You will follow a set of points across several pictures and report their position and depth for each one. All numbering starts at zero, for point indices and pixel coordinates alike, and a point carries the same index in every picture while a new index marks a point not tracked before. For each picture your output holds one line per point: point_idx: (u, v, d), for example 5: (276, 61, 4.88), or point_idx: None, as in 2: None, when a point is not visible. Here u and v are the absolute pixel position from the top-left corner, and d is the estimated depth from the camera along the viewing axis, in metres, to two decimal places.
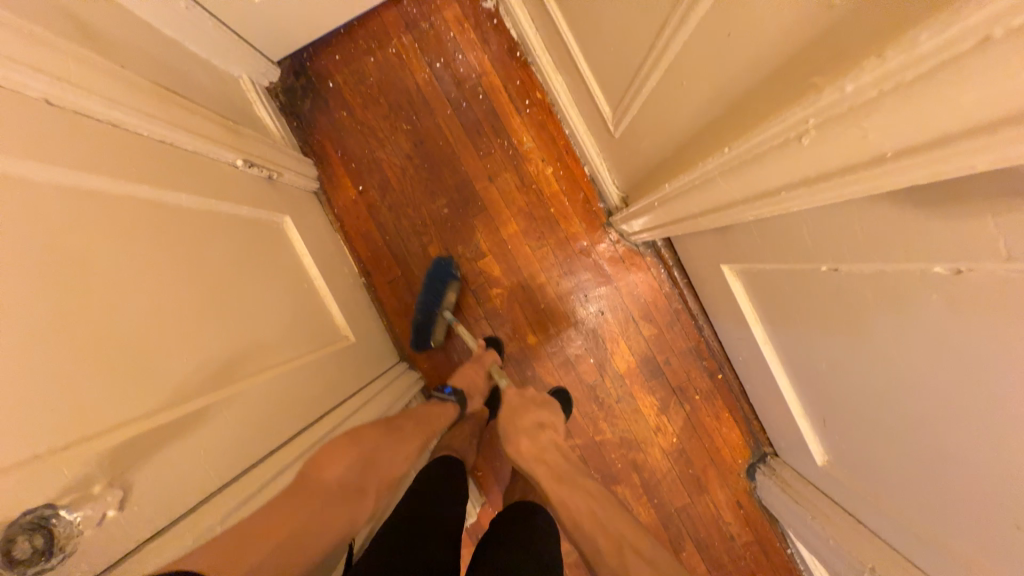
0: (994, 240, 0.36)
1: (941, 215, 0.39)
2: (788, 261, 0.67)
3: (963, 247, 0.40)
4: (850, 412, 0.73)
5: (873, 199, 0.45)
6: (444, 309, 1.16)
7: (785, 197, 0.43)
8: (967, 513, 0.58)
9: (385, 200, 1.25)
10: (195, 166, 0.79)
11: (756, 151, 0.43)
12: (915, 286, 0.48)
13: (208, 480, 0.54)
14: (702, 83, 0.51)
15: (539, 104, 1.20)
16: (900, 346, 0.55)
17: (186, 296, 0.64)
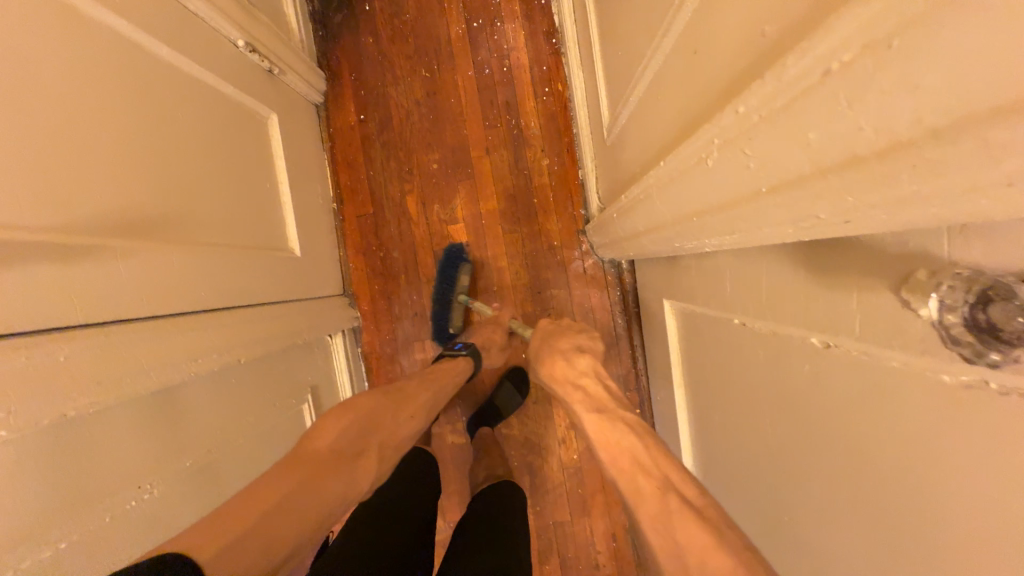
0: (854, 316, 0.37)
1: (824, 282, 0.40)
2: (711, 306, 0.68)
3: (833, 319, 0.40)
4: (725, 470, 0.75)
5: (780, 255, 0.46)
6: (459, 292, 1.18)
7: (698, 223, 0.44)
8: None
9: (381, 136, 1.25)
10: (193, 26, 0.77)
11: (680, 170, 0.43)
12: (795, 354, 0.48)
13: (81, 315, 0.53)
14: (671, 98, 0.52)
15: (557, 96, 1.20)
16: (770, 411, 0.56)
17: (129, 140, 0.63)
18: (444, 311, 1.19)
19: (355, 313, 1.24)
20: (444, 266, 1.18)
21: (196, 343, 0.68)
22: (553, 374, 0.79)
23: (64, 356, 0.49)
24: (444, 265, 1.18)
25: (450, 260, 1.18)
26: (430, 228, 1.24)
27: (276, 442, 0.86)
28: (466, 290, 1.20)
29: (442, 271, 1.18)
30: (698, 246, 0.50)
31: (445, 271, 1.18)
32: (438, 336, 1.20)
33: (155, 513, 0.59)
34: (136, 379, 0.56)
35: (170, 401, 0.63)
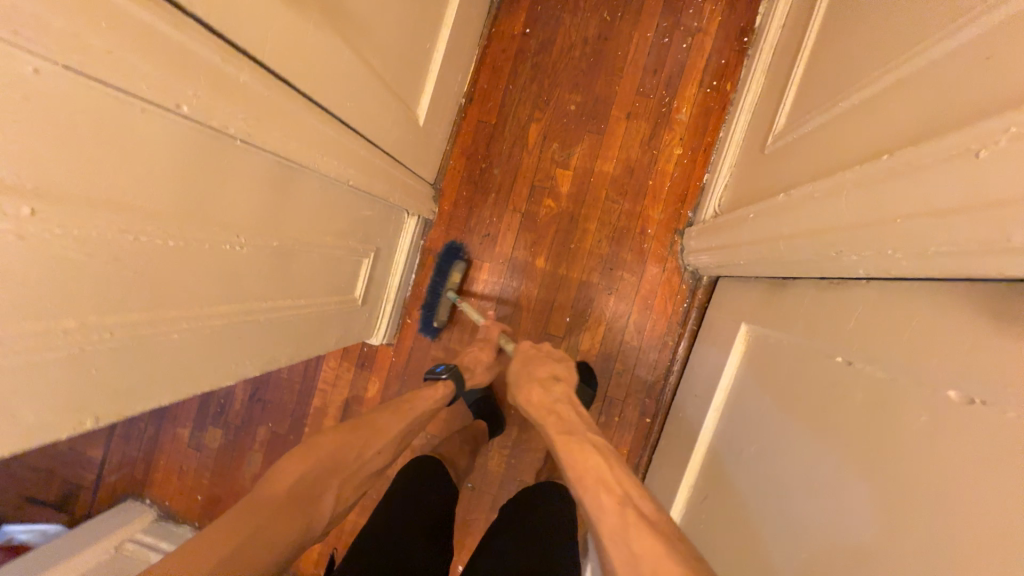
0: None
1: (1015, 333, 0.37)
2: (809, 338, 0.66)
3: (1005, 375, 0.38)
4: (735, 499, 0.74)
5: (958, 299, 0.43)
6: (449, 288, 1.23)
7: (900, 226, 0.42)
8: None
9: (536, 57, 1.23)
10: None
11: (914, 165, 0.41)
12: (914, 402, 0.46)
13: (278, 60, 0.54)
14: (906, 107, 0.49)
15: (720, 93, 1.15)
16: (839, 452, 0.54)
17: None
18: (433, 303, 1.26)
19: (434, 208, 1.25)
20: (444, 262, 1.25)
21: (330, 144, 0.69)
22: (529, 399, 0.86)
23: (246, 79, 0.49)
24: (443, 259, 1.26)
25: (449, 256, 1.25)
26: (538, 162, 1.22)
27: (335, 277, 0.88)
28: (455, 287, 1.23)
29: (438, 266, 1.26)
30: (857, 261, 0.50)
31: (444, 263, 1.25)
32: (425, 326, 1.27)
33: (239, 269, 0.61)
34: (279, 142, 0.58)
35: (286, 181, 0.64)
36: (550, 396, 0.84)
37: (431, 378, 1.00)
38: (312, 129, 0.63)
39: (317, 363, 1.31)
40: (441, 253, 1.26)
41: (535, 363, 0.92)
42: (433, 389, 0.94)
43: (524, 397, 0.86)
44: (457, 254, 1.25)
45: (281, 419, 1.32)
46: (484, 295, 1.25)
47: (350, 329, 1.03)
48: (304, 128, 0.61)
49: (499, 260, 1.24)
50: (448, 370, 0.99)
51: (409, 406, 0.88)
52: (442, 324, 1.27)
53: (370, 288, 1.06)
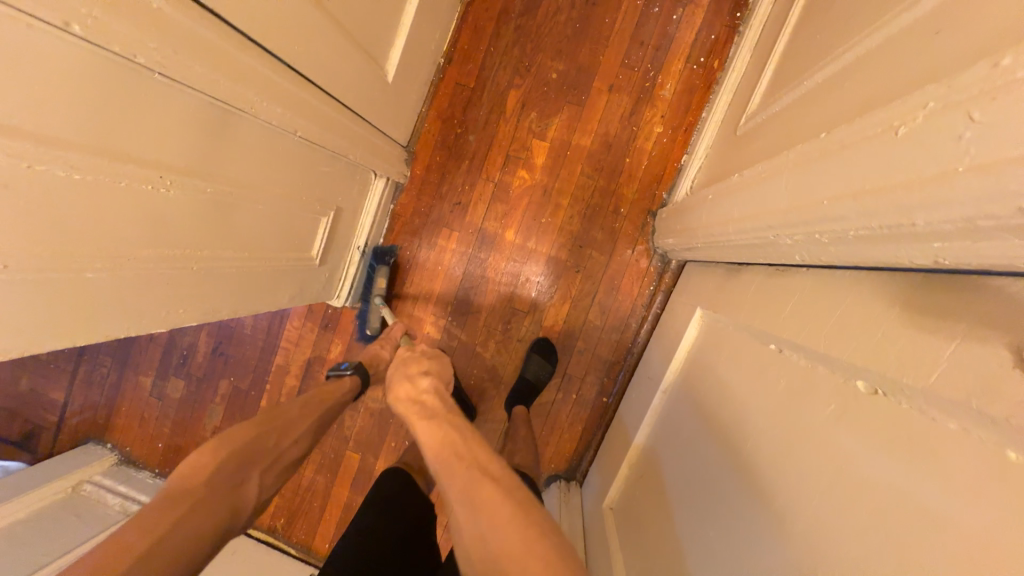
0: (933, 367, 0.34)
1: (918, 324, 0.36)
2: (750, 325, 0.65)
3: (899, 364, 0.37)
4: (667, 480, 0.74)
5: (877, 290, 0.42)
6: (376, 295, 1.20)
7: (823, 207, 0.40)
8: None
9: (520, 18, 1.17)
10: None
11: (845, 143, 0.39)
12: (825, 391, 0.45)
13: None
14: (855, 86, 0.46)
15: (707, 71, 1.11)
16: (757, 439, 0.54)
17: None
18: (366, 310, 1.22)
19: (405, 172, 1.22)
20: (370, 266, 1.21)
21: (271, 89, 0.65)
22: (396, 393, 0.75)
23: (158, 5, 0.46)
24: (370, 265, 1.21)
25: (374, 260, 1.21)
26: (515, 131, 1.19)
27: (287, 232, 0.86)
28: (382, 291, 1.22)
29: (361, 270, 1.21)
30: (792, 246, 0.49)
31: (370, 270, 1.22)
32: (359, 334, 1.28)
33: (164, 214, 0.59)
34: (203, 79, 0.54)
35: (219, 124, 0.61)
36: (417, 387, 0.73)
37: (335, 373, 0.93)
38: (246, 69, 0.59)
39: (281, 321, 1.31)
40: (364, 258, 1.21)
41: (416, 361, 0.82)
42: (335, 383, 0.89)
43: (394, 394, 0.75)
44: (383, 258, 1.22)
45: (243, 375, 1.32)
46: (451, 265, 1.23)
47: (307, 289, 1.02)
48: (237, 67, 0.58)
49: (468, 230, 1.22)
50: (353, 365, 0.92)
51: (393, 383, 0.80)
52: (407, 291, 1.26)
53: (329, 248, 1.04)
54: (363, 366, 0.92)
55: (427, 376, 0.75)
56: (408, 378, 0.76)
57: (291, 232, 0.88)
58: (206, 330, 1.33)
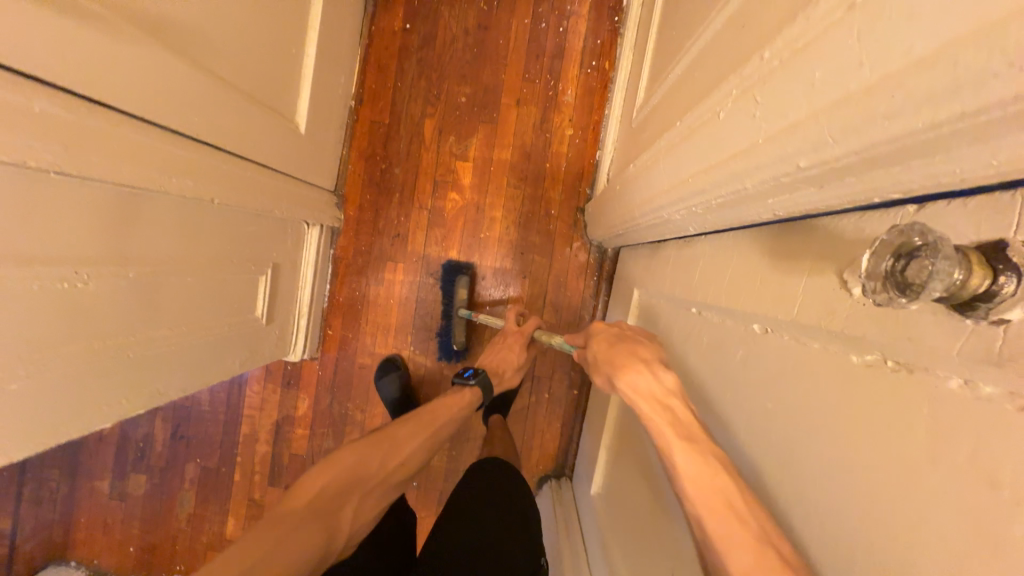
0: (793, 299, 0.40)
1: (778, 267, 0.43)
2: (674, 294, 0.72)
3: (773, 302, 0.43)
4: (636, 452, 0.79)
5: (751, 244, 0.49)
6: (459, 307, 1.19)
7: (690, 184, 0.46)
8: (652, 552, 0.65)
9: (420, 51, 1.22)
10: None
11: (693, 128, 0.46)
12: (731, 338, 0.52)
13: (89, 86, 0.51)
14: (694, 77, 0.54)
15: (600, 73, 1.20)
16: (694, 394, 0.60)
17: None
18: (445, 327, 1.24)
19: (338, 215, 1.23)
20: (445, 280, 1.23)
21: (178, 164, 0.66)
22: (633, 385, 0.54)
23: (40, 108, 0.47)
24: (444, 284, 1.23)
25: (450, 275, 1.23)
26: (437, 158, 1.23)
27: (223, 299, 0.85)
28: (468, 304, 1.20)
29: (442, 289, 1.23)
30: (683, 220, 0.55)
31: (446, 285, 1.23)
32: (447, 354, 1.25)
33: (88, 309, 0.58)
34: (106, 169, 0.55)
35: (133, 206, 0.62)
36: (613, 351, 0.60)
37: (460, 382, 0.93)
38: (149, 151, 0.61)
39: (240, 389, 1.27)
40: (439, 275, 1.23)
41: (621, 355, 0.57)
42: (460, 396, 0.89)
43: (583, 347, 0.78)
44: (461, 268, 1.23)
45: (210, 453, 1.27)
46: (403, 296, 1.25)
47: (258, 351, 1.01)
48: (138, 150, 0.59)
49: (413, 259, 1.24)
50: (476, 376, 0.94)
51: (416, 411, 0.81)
52: (363, 331, 1.26)
53: (274, 305, 1.04)
54: (485, 373, 0.95)
55: (662, 367, 0.54)
56: (641, 360, 0.55)
57: (229, 298, 0.87)
58: (161, 417, 1.26)
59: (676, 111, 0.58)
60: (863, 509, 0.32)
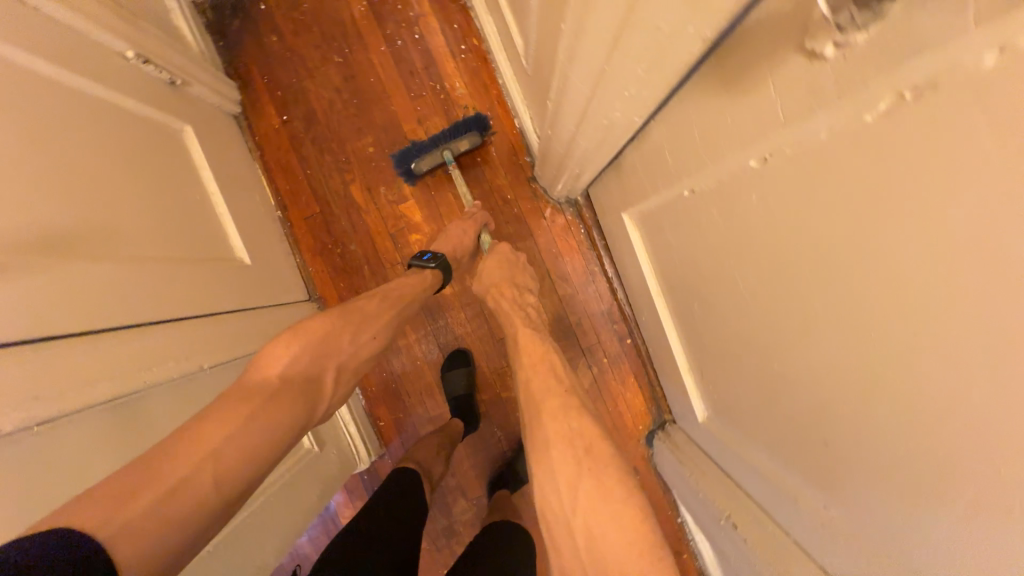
0: (775, 108, 0.37)
1: (739, 89, 0.39)
2: (659, 190, 0.68)
3: (756, 124, 0.40)
4: (718, 354, 0.75)
5: (698, 91, 0.46)
6: (448, 150, 1.12)
7: (613, 68, 0.43)
8: (788, 433, 0.60)
9: (309, 132, 1.21)
10: (83, 50, 0.75)
11: (581, 18, 0.43)
12: (738, 189, 0.48)
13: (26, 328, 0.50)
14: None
15: (474, 50, 1.18)
16: (735, 264, 0.56)
17: (41, 157, 0.60)
18: (424, 148, 1.12)
19: (327, 316, 1.21)
20: (464, 125, 1.13)
21: (147, 354, 0.64)
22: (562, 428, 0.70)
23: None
24: (465, 125, 1.12)
25: (472, 125, 1.13)
26: (381, 213, 1.21)
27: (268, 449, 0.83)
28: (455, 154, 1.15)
29: (455, 124, 1.13)
30: (624, 113, 0.52)
31: (458, 130, 1.13)
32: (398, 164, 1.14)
33: None
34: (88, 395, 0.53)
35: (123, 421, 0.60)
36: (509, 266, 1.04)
37: (418, 266, 0.99)
38: (117, 356, 0.59)
39: (336, 522, 1.23)
40: (466, 119, 1.12)
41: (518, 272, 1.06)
42: (419, 279, 0.95)
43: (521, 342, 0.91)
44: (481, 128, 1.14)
45: None
46: (426, 351, 1.22)
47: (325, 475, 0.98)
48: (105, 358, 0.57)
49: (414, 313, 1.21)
50: (436, 258, 0.98)
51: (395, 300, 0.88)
52: (411, 403, 1.22)
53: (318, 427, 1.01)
54: (443, 259, 1.00)
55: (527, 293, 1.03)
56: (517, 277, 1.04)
57: None
58: None
59: (554, 24, 0.55)
60: (957, 263, 0.28)
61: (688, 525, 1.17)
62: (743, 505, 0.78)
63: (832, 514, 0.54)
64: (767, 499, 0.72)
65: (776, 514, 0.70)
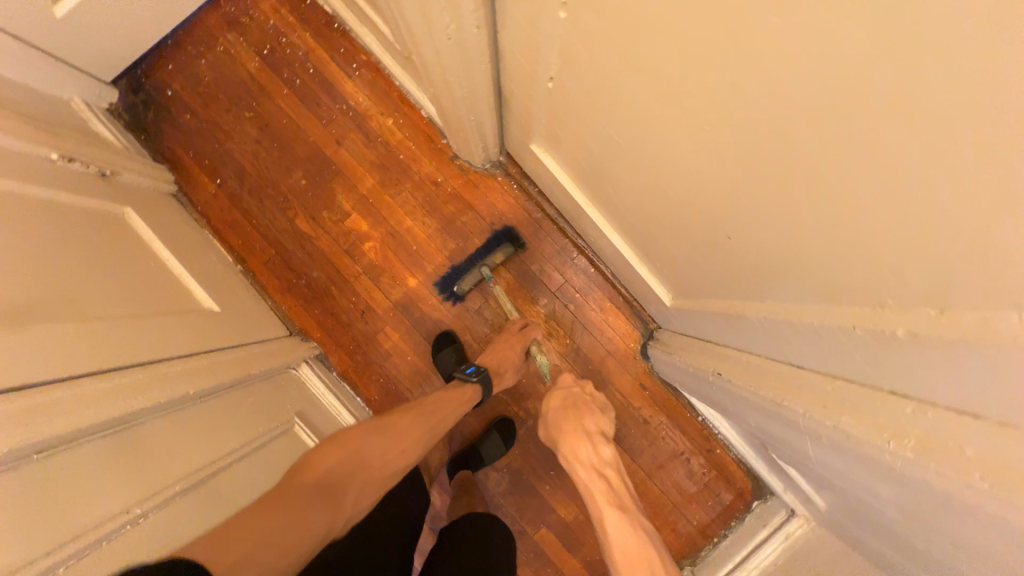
0: None
1: None
2: (535, 98, 0.76)
3: None
4: (643, 224, 0.81)
5: None
6: (485, 264, 1.22)
7: None
8: (710, 252, 0.65)
9: (244, 187, 1.30)
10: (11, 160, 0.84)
11: None
12: (567, 45, 0.55)
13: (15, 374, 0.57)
14: None
15: (365, 64, 1.28)
16: (604, 119, 0.63)
17: None
18: (462, 268, 1.24)
19: (312, 344, 1.26)
20: (495, 239, 1.24)
21: (137, 385, 0.70)
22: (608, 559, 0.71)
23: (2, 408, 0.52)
24: (495, 239, 1.24)
25: (501, 238, 1.24)
26: (331, 235, 1.28)
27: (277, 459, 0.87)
28: (494, 267, 1.23)
29: (487, 244, 1.25)
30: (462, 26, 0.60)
31: (494, 241, 1.23)
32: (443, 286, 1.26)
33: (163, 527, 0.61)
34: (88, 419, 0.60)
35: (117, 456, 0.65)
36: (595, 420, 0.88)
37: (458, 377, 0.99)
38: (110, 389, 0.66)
39: None
40: (494, 234, 1.24)
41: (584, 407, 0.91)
42: (461, 394, 0.93)
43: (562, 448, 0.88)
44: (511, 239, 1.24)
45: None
46: (412, 345, 1.26)
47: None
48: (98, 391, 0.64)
49: (391, 315, 1.27)
50: (478, 372, 0.97)
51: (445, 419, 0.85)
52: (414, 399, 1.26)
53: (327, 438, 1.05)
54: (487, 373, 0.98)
55: (604, 443, 0.85)
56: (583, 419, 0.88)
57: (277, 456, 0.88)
58: None
59: None
60: None
61: (707, 417, 1.21)
62: (720, 354, 0.82)
63: (761, 296, 0.59)
64: (731, 333, 0.76)
65: (740, 341, 0.75)
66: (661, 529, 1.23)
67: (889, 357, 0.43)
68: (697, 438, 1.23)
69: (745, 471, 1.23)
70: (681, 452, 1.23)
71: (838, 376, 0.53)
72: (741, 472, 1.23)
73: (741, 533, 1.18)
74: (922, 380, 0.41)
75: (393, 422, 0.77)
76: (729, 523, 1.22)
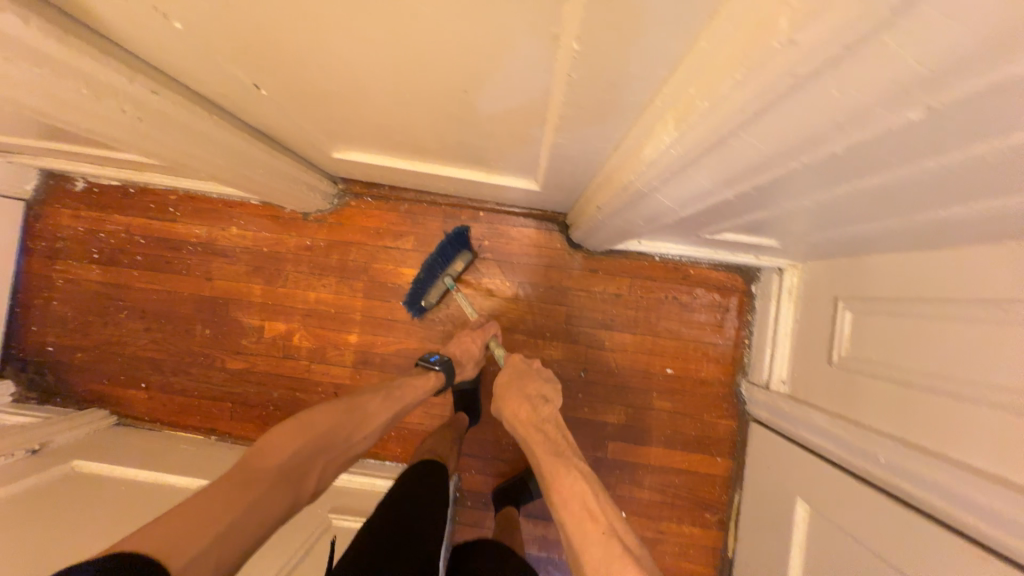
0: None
1: (100, 15, 0.48)
2: (278, 114, 0.76)
3: (132, 16, 0.48)
4: (446, 142, 0.81)
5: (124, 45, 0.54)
6: (447, 275, 1.18)
7: (61, 83, 0.52)
8: (486, 117, 0.66)
9: (166, 372, 1.31)
10: None
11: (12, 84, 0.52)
12: (221, 49, 0.55)
13: None
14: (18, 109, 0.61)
15: (180, 201, 1.29)
16: (318, 82, 0.62)
17: None
18: (426, 282, 1.17)
19: None
20: (452, 244, 1.16)
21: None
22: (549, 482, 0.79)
23: None
24: (453, 243, 1.16)
25: (457, 242, 1.16)
26: (263, 353, 1.29)
27: None
28: (455, 274, 1.20)
29: (444, 247, 1.16)
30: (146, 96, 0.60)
31: (451, 249, 1.17)
32: (411, 304, 1.19)
33: None
34: None
35: None
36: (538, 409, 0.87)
37: (424, 366, 1.03)
38: None
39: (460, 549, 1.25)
40: (448, 240, 1.16)
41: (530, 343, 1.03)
42: (426, 380, 1.00)
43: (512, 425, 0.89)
44: (466, 240, 1.18)
45: None
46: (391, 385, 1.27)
47: None
48: None
49: (358, 376, 1.27)
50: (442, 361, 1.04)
51: (396, 391, 0.95)
52: (428, 427, 1.26)
53: (371, 513, 1.06)
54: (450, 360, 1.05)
55: (544, 403, 0.89)
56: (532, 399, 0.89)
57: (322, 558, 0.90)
58: None
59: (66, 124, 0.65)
60: None
61: (662, 254, 1.20)
62: (592, 192, 0.83)
63: (540, 112, 0.60)
64: (575, 166, 0.77)
65: (585, 166, 0.75)
66: (701, 368, 1.23)
67: (614, 71, 0.43)
68: (668, 275, 1.23)
69: (727, 269, 1.22)
70: (665, 295, 1.23)
71: (632, 122, 0.52)
72: (724, 273, 1.22)
73: (761, 319, 1.18)
74: (641, 67, 0.41)
75: (368, 411, 0.88)
76: (747, 319, 1.22)
